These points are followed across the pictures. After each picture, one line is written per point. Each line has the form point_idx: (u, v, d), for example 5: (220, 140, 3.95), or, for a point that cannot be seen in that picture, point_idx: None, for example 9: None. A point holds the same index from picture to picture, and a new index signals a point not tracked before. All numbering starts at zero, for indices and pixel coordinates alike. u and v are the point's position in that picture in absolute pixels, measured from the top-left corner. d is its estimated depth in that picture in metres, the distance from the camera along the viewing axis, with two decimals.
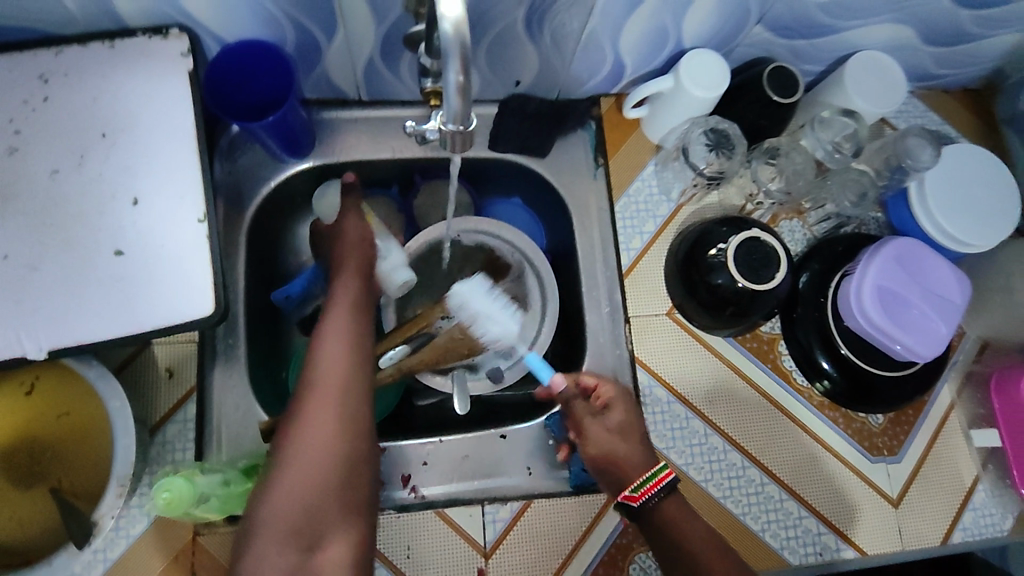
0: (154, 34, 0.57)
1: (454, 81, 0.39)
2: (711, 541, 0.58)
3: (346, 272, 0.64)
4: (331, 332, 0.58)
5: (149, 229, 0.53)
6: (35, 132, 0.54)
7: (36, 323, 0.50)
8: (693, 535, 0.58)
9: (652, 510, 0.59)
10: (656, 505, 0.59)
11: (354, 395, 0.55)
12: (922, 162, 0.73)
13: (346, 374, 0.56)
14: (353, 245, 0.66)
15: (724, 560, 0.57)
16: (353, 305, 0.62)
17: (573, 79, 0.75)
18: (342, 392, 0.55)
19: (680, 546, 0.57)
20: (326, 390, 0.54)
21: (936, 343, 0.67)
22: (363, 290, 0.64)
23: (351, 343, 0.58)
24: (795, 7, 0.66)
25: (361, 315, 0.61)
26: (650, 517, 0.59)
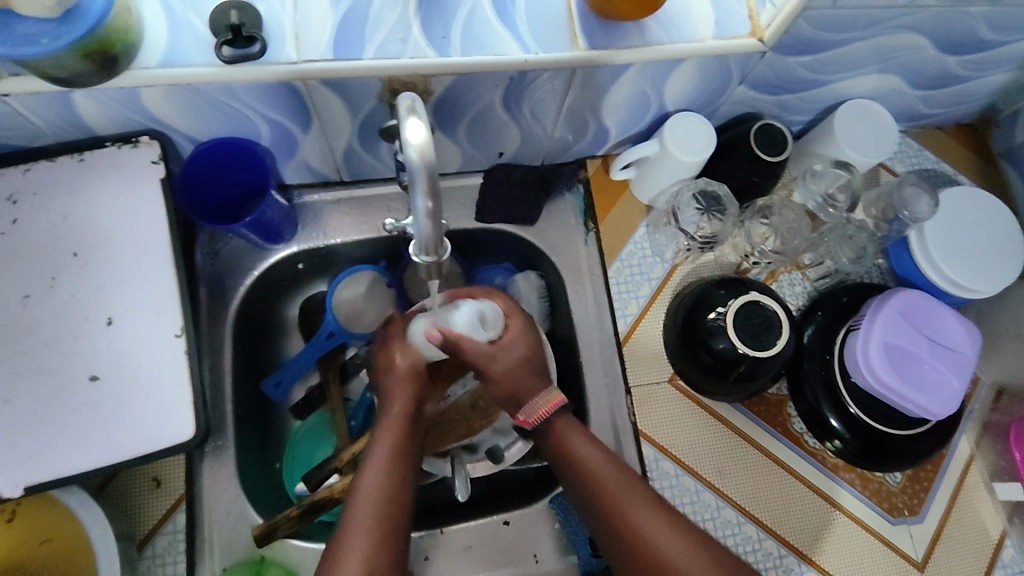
0: (124, 143, 0.56)
1: (422, 205, 0.37)
2: (616, 470, 0.57)
3: (393, 401, 0.61)
4: (370, 472, 0.54)
5: (125, 350, 0.51)
6: (5, 255, 0.52)
7: (9, 461, 0.48)
8: (598, 467, 0.57)
9: (549, 430, 0.60)
10: (552, 429, 0.60)
11: (391, 535, 0.51)
12: (921, 213, 0.71)
13: (378, 511, 0.51)
14: (403, 379, 0.62)
15: (629, 495, 0.56)
16: (391, 453, 0.56)
17: (557, 146, 0.74)
18: (379, 531, 0.50)
19: (584, 476, 0.57)
20: (359, 527, 0.50)
21: (950, 400, 0.65)
22: (403, 435, 0.58)
23: (391, 480, 0.54)
24: (778, 67, 0.65)
25: (403, 456, 0.56)
26: (551, 443, 0.60)
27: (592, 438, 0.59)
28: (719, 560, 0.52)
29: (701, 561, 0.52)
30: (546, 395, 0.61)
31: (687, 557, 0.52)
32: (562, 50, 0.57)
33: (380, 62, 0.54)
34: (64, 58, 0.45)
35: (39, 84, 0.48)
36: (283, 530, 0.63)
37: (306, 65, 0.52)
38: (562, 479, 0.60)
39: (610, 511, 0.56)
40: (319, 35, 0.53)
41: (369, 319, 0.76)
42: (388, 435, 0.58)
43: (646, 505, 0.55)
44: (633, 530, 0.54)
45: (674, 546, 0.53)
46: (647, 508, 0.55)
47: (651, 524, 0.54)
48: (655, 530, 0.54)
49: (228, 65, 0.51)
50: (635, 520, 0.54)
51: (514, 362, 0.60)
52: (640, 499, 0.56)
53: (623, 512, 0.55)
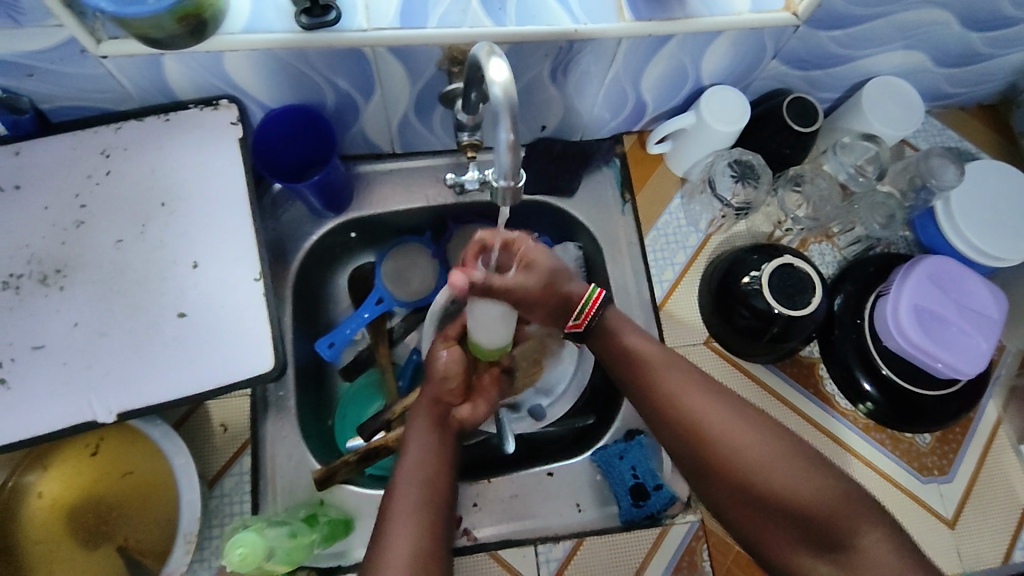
0: (205, 106, 0.60)
1: (505, 140, 0.41)
2: (661, 354, 0.61)
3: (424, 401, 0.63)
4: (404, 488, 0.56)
5: (208, 291, 0.55)
6: (99, 204, 0.57)
7: (106, 388, 0.52)
8: (644, 351, 0.61)
9: (598, 325, 0.64)
10: (603, 325, 0.63)
11: (430, 533, 0.54)
12: (948, 180, 0.74)
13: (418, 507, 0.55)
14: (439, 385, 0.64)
15: (685, 382, 0.59)
16: (426, 460, 0.59)
17: (596, 121, 0.78)
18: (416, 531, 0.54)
19: (631, 363, 0.61)
20: (399, 527, 0.54)
21: (979, 359, 0.67)
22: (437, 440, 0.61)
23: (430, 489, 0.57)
24: (810, 42, 0.68)
25: (434, 463, 0.59)
26: (598, 335, 0.64)
27: (636, 328, 0.63)
28: (763, 431, 0.55)
29: (747, 435, 0.55)
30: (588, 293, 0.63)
31: (734, 430, 0.56)
32: (609, 22, 0.61)
33: (442, 30, 0.58)
34: (163, 20, 0.49)
35: (136, 46, 0.52)
36: (340, 475, 0.66)
37: (375, 33, 0.57)
38: (610, 366, 0.63)
39: (655, 392, 0.59)
40: (387, 6, 0.58)
41: (415, 285, 0.80)
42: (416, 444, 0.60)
43: (690, 383, 0.59)
44: (681, 407, 0.58)
45: (721, 420, 0.56)
46: (690, 385, 0.58)
47: (697, 400, 0.57)
48: (701, 404, 0.57)
49: (306, 31, 0.55)
50: (681, 397, 0.58)
51: (541, 286, 0.61)
52: (682, 377, 0.59)
53: (668, 391, 0.59)
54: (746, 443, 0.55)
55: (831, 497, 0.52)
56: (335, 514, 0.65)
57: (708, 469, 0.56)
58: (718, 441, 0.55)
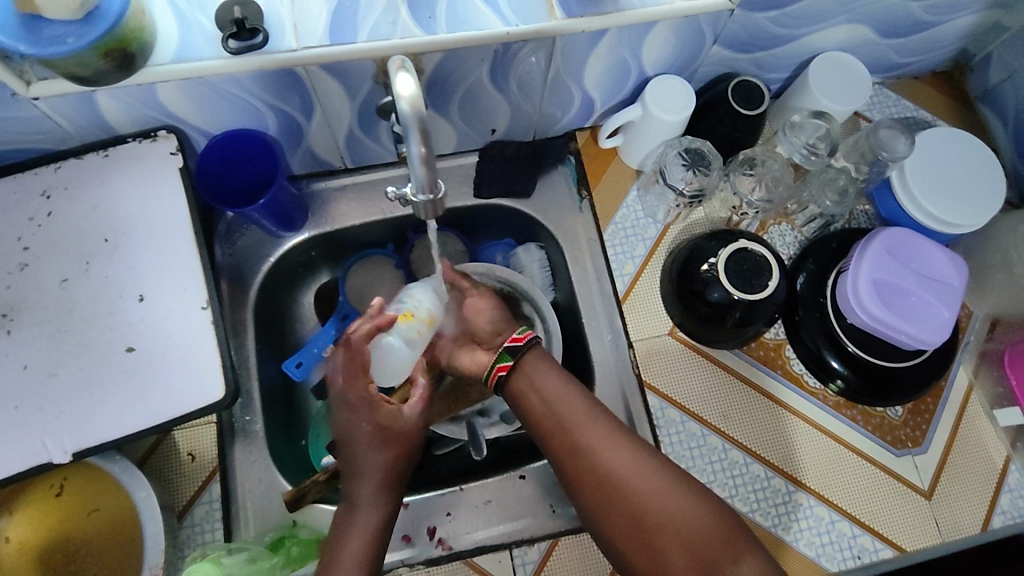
0: (144, 138, 0.60)
1: (417, 153, 0.41)
2: (569, 397, 0.63)
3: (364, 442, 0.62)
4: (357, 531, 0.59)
5: (157, 323, 0.55)
6: (43, 245, 0.57)
7: (58, 428, 0.52)
8: (552, 392, 0.63)
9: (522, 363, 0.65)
10: (521, 366, 0.65)
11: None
12: (899, 152, 0.73)
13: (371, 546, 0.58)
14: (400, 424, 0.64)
15: (589, 422, 0.61)
16: (378, 500, 0.61)
17: (546, 120, 0.78)
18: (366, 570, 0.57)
19: (540, 398, 0.63)
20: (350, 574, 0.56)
21: (941, 328, 0.67)
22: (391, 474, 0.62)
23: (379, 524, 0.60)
24: (748, 24, 0.68)
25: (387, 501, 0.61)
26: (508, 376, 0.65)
27: (549, 367, 0.65)
28: (655, 466, 0.59)
29: (643, 469, 0.59)
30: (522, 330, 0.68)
31: (633, 465, 0.59)
32: (541, 21, 0.60)
33: (372, 43, 0.58)
34: (86, 56, 0.49)
35: (66, 86, 0.52)
36: (311, 494, 0.66)
37: (305, 52, 0.57)
38: (517, 411, 0.64)
39: (564, 433, 0.61)
40: (315, 24, 0.58)
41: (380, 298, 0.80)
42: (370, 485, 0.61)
43: (592, 424, 0.61)
44: (586, 441, 0.60)
45: (621, 457, 0.59)
46: (598, 427, 0.61)
47: (603, 443, 0.60)
48: (603, 442, 0.60)
49: (235, 56, 0.55)
50: (586, 438, 0.61)
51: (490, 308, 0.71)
52: (588, 415, 0.62)
53: (574, 433, 0.61)
54: (642, 477, 0.58)
55: (717, 525, 0.56)
56: (308, 534, 0.65)
57: (608, 510, 0.58)
58: (617, 478, 0.58)
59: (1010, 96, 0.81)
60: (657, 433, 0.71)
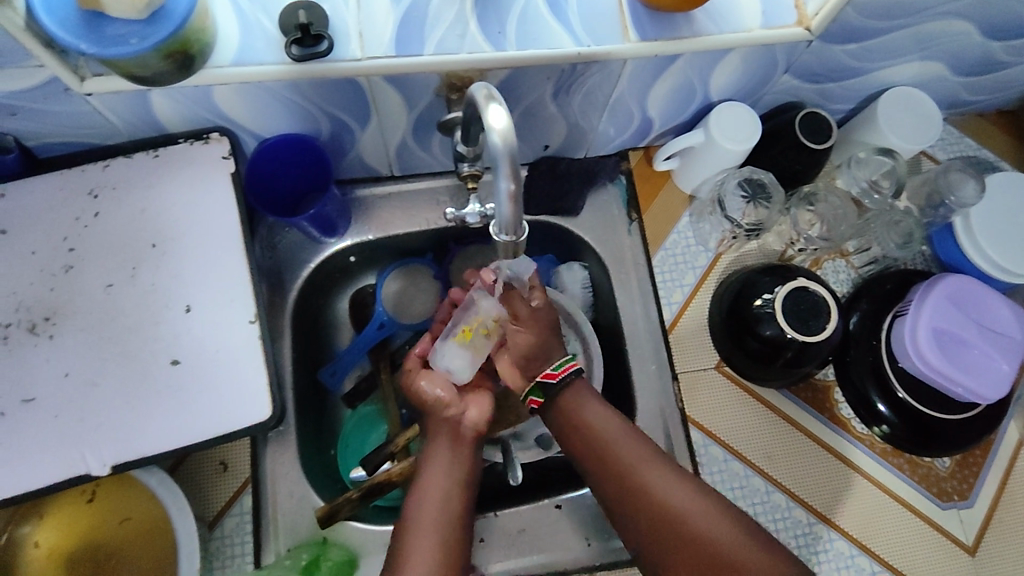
0: (195, 139, 0.58)
1: (506, 188, 0.39)
2: (619, 429, 0.61)
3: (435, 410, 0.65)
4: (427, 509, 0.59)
5: (203, 335, 0.53)
6: (89, 247, 0.55)
7: (98, 440, 0.50)
8: (608, 432, 0.61)
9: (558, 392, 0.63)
10: (563, 395, 0.63)
11: (450, 560, 0.56)
12: (967, 197, 0.71)
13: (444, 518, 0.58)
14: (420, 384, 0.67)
15: (649, 462, 0.59)
16: (451, 480, 0.61)
17: (602, 138, 0.75)
18: (438, 559, 0.56)
19: (586, 437, 0.61)
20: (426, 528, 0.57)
21: (1000, 383, 0.65)
22: (460, 457, 0.63)
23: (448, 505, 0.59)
24: (823, 55, 0.65)
25: (457, 484, 0.61)
26: (555, 411, 0.64)
27: (594, 396, 0.63)
28: (717, 507, 0.56)
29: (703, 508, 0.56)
30: (561, 360, 0.63)
31: (694, 502, 0.57)
32: (614, 42, 0.58)
33: (439, 57, 0.55)
34: (148, 57, 0.47)
35: (121, 83, 0.50)
36: (344, 511, 0.65)
37: (369, 62, 0.54)
38: (568, 448, 0.62)
39: (612, 463, 0.60)
40: (381, 32, 0.55)
41: (417, 310, 0.78)
42: (440, 467, 0.61)
43: (648, 457, 0.60)
44: (645, 484, 0.58)
45: (679, 491, 0.57)
46: (660, 472, 0.59)
47: (666, 484, 0.58)
48: (667, 485, 0.58)
49: (296, 63, 0.53)
50: (642, 473, 0.59)
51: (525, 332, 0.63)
52: (649, 460, 0.59)
53: (629, 465, 0.59)
54: (701, 514, 0.56)
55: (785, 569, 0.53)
56: (338, 555, 0.63)
57: (660, 540, 0.56)
58: (674, 511, 0.56)
59: None
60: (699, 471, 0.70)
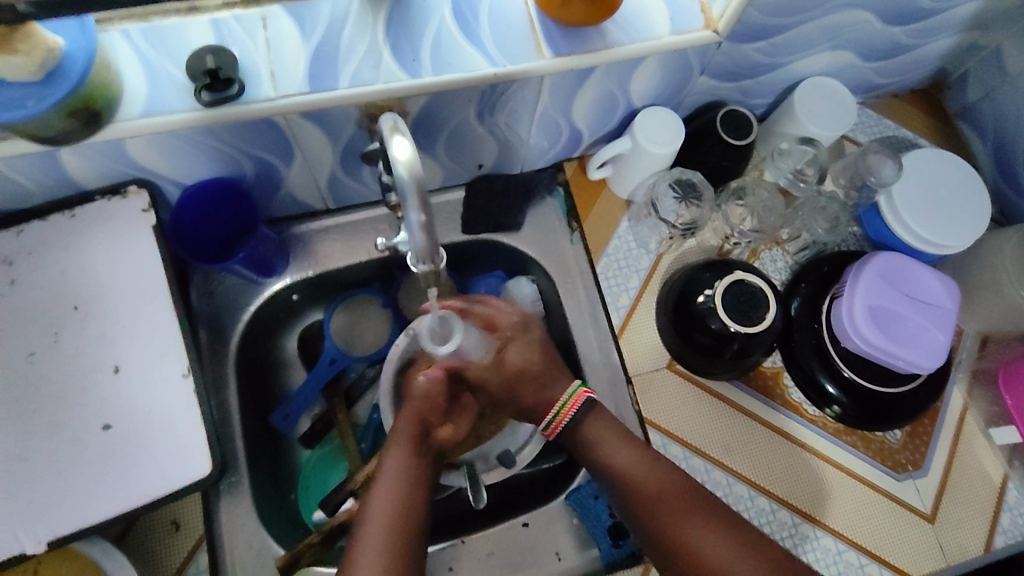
0: (113, 195, 0.57)
1: (416, 219, 0.40)
2: (656, 473, 0.59)
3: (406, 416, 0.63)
4: (390, 474, 0.59)
5: (136, 395, 0.53)
6: (6, 317, 0.54)
7: (31, 517, 0.49)
8: (635, 466, 0.60)
9: (576, 427, 0.63)
10: (585, 424, 0.63)
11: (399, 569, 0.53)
12: (886, 176, 0.75)
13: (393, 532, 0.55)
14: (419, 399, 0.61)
15: (672, 497, 0.58)
16: (405, 481, 0.58)
17: (535, 153, 0.76)
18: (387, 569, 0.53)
19: (611, 471, 0.60)
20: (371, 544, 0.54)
21: (937, 351, 0.66)
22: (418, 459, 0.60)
23: (408, 489, 0.58)
24: (735, 55, 0.67)
25: (417, 484, 0.59)
26: (585, 446, 0.62)
27: (630, 439, 0.62)
28: (745, 544, 0.55)
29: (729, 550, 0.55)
30: (567, 393, 0.64)
31: (722, 546, 0.55)
32: (529, 60, 0.59)
33: (355, 89, 0.55)
34: (49, 118, 0.46)
35: (25, 146, 0.49)
36: (306, 558, 0.64)
37: (284, 101, 0.54)
38: (602, 480, 0.62)
39: (645, 497, 0.58)
40: (293, 70, 0.55)
41: (368, 341, 0.77)
42: (402, 454, 0.60)
43: (687, 498, 0.58)
44: (671, 518, 0.57)
45: (706, 531, 0.56)
46: (686, 505, 0.57)
47: (692, 517, 0.56)
48: (694, 520, 0.56)
49: (209, 109, 0.52)
50: (671, 509, 0.57)
51: (505, 381, 0.64)
52: (678, 494, 0.58)
53: (663, 504, 0.57)
54: (728, 556, 0.54)
55: None
56: None
57: None
58: (699, 552, 0.55)
59: (989, 113, 0.82)
60: None
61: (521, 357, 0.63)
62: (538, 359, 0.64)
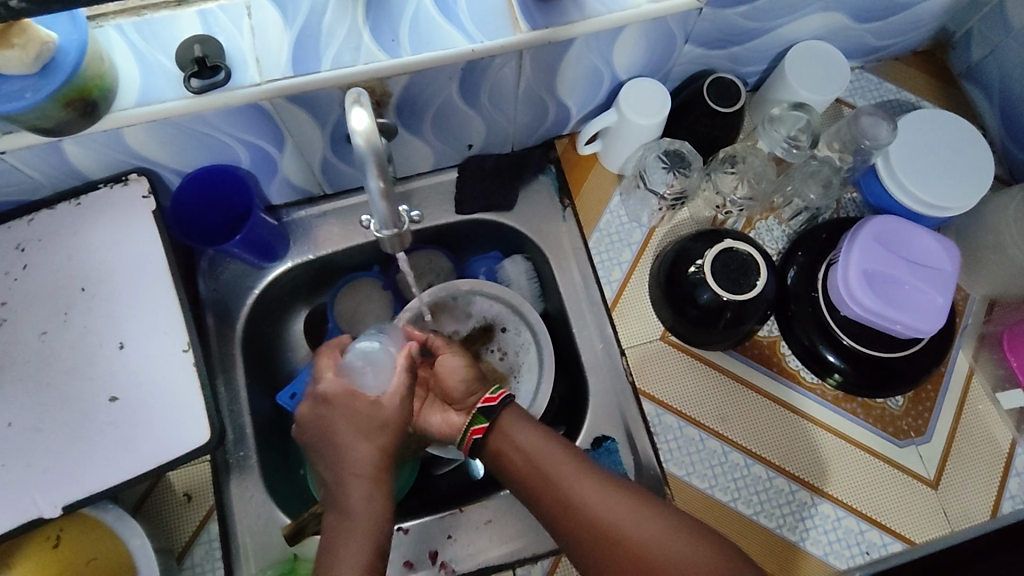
0: (115, 182, 0.60)
1: (376, 186, 0.43)
2: (547, 448, 0.61)
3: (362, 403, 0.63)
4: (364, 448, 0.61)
5: (140, 369, 0.56)
6: (21, 300, 0.58)
7: (47, 483, 0.52)
8: (531, 444, 0.61)
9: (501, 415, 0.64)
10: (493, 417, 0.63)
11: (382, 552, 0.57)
12: (881, 138, 0.72)
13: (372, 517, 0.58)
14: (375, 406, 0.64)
15: (566, 470, 0.60)
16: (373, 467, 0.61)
17: (524, 131, 0.77)
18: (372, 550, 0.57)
19: (508, 451, 0.62)
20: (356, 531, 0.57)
21: (936, 315, 0.65)
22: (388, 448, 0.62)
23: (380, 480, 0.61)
24: (718, 21, 0.67)
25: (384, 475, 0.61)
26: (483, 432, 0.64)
27: (527, 418, 0.64)
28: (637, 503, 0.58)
29: (624, 509, 0.57)
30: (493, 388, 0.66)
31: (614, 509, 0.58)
32: (506, 35, 0.59)
33: (337, 71, 0.57)
34: (47, 109, 0.49)
35: (29, 138, 0.52)
36: (312, 526, 0.66)
37: (269, 85, 0.56)
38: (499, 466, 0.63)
39: (539, 472, 0.60)
40: (277, 55, 0.57)
41: (368, 322, 0.79)
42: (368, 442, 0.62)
43: (578, 470, 0.60)
44: (567, 491, 0.59)
45: (605, 501, 0.58)
46: (580, 476, 0.60)
47: (586, 485, 0.59)
48: (587, 489, 0.59)
49: (199, 95, 0.55)
50: (563, 481, 0.60)
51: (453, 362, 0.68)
52: (572, 466, 0.60)
53: (556, 477, 0.60)
54: (622, 516, 0.57)
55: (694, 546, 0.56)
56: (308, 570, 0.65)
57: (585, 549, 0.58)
58: (603, 522, 0.57)
59: (994, 71, 0.79)
60: (655, 440, 0.71)
61: (456, 357, 0.68)
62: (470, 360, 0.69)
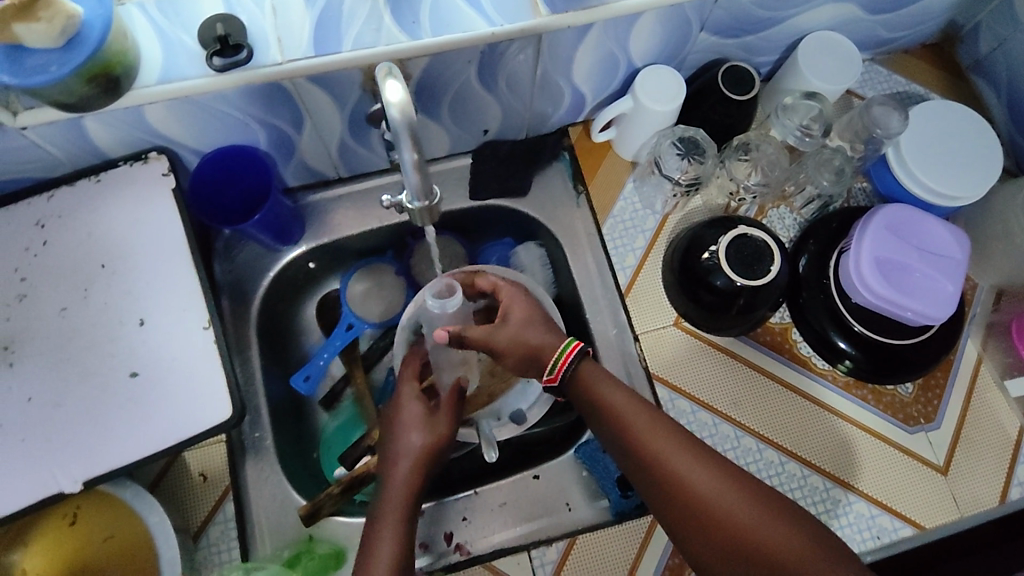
0: (136, 161, 0.60)
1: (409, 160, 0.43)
2: (636, 406, 0.58)
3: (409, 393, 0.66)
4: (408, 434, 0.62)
5: (159, 346, 0.56)
6: (40, 276, 0.58)
7: (67, 458, 0.52)
8: (615, 400, 0.59)
9: (572, 376, 0.61)
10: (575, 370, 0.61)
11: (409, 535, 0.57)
12: (893, 128, 0.73)
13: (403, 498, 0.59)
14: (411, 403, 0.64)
15: (653, 428, 0.57)
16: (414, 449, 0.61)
17: (539, 117, 0.77)
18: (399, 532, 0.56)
19: (591, 401, 0.60)
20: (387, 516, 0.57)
21: (946, 302, 0.66)
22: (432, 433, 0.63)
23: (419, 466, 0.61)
24: (734, 10, 0.67)
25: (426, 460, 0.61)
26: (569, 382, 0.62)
27: (613, 376, 0.61)
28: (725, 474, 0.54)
29: (709, 475, 0.54)
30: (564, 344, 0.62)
31: (702, 474, 0.54)
32: (525, 19, 0.60)
33: (357, 52, 0.57)
34: (70, 84, 0.49)
35: (53, 114, 0.52)
36: (327, 508, 0.66)
37: (290, 65, 0.56)
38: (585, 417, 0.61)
39: (625, 426, 0.58)
40: (298, 36, 0.57)
41: (382, 306, 0.79)
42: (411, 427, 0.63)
43: (665, 430, 0.57)
44: (651, 450, 0.56)
45: (693, 465, 0.54)
46: (666, 435, 0.56)
47: (672, 446, 0.56)
48: (671, 450, 0.55)
49: (221, 74, 0.55)
50: (648, 438, 0.56)
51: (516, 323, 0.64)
52: (659, 425, 0.57)
53: (641, 433, 0.57)
54: (707, 481, 0.53)
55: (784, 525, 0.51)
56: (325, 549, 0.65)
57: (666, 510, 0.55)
58: (687, 486, 0.53)
59: (1002, 64, 0.80)
60: None
61: (518, 323, 0.64)
62: (532, 313, 0.65)
